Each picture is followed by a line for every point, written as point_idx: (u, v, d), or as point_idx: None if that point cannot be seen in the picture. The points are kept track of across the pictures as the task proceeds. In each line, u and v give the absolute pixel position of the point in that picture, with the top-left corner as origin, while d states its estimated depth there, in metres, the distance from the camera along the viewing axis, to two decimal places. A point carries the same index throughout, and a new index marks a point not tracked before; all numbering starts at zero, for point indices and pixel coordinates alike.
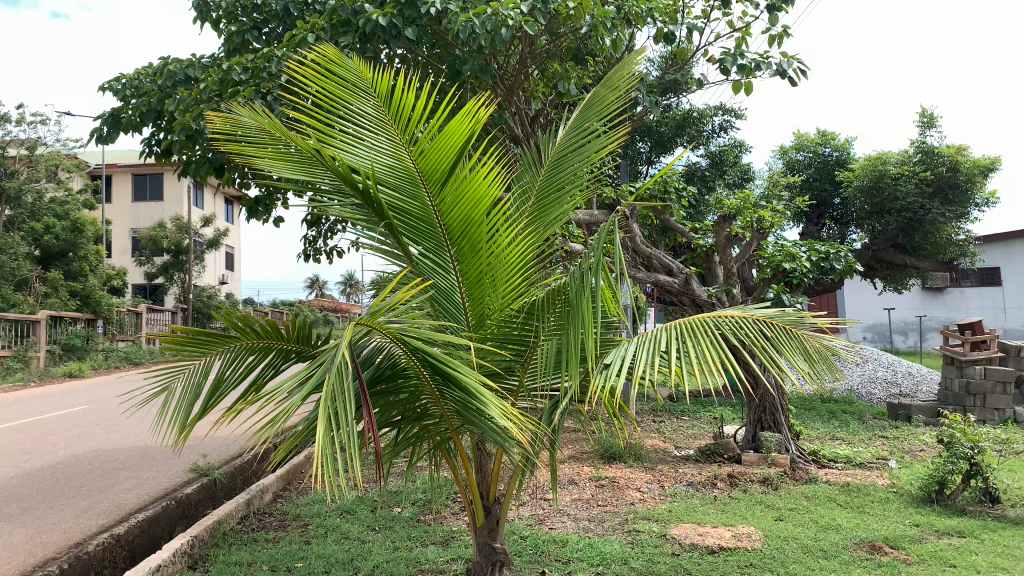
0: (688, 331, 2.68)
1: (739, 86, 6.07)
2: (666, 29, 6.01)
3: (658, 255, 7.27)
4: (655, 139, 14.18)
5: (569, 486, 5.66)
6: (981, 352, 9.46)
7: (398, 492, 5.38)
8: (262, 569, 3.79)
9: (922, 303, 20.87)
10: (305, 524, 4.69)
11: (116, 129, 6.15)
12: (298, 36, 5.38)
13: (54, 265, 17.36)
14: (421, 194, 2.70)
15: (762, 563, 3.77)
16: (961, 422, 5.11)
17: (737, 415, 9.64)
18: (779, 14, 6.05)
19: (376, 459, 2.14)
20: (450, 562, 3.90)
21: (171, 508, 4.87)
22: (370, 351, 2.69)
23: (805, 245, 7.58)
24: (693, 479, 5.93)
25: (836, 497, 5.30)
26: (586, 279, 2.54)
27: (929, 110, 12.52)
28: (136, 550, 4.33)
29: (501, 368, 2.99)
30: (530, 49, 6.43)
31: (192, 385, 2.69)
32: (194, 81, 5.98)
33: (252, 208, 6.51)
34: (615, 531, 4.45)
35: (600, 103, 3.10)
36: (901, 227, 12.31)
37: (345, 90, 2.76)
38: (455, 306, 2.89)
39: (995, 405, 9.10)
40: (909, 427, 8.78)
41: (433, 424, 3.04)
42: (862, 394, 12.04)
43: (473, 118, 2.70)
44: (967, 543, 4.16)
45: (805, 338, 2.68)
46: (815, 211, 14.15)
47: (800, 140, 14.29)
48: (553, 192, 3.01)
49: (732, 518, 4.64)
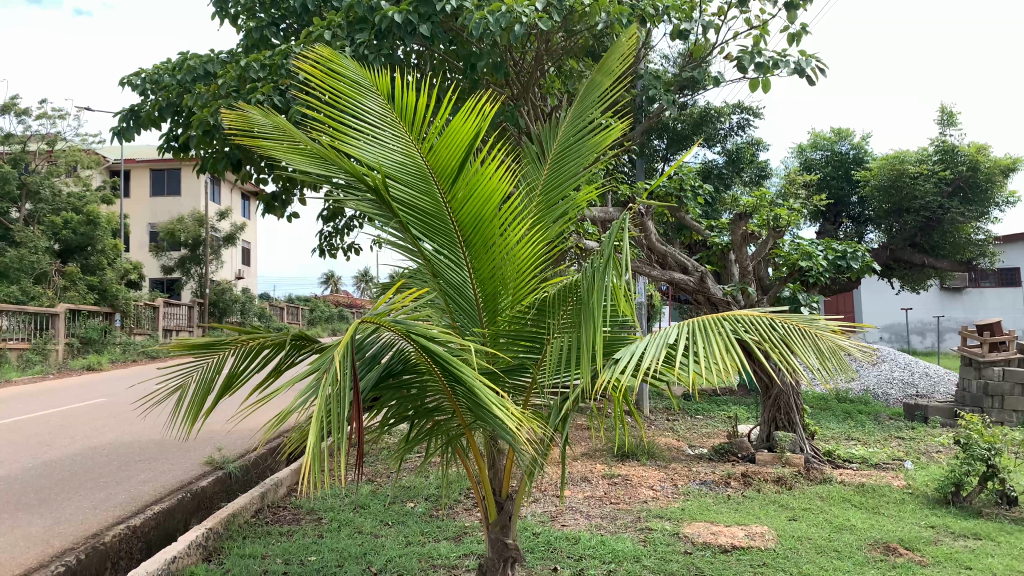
0: (699, 331, 2.66)
1: (756, 84, 6.03)
2: (682, 26, 5.94)
3: (673, 254, 7.19)
4: (671, 137, 14.07)
5: (580, 484, 5.65)
6: (1000, 353, 9.30)
7: (412, 487, 5.41)
8: (276, 562, 3.82)
9: (941, 303, 20.62)
10: (319, 517, 4.72)
11: (135, 124, 6.20)
12: (315, 32, 5.42)
13: (73, 258, 17.43)
14: (433, 190, 2.70)
15: (775, 563, 3.76)
16: (978, 422, 5.08)
17: (751, 414, 9.58)
18: (797, 11, 5.99)
19: (360, 454, 2.21)
20: (463, 558, 3.92)
21: (187, 501, 4.92)
22: (381, 349, 2.69)
23: (822, 244, 7.47)
24: (706, 478, 5.91)
25: (851, 498, 5.26)
26: (598, 276, 2.56)
27: (949, 107, 12.39)
28: (151, 542, 4.39)
29: (515, 365, 3.00)
30: (546, 47, 6.43)
31: (205, 381, 2.74)
32: (212, 76, 6.03)
33: (268, 203, 6.54)
34: (626, 529, 4.44)
35: (601, 91, 3.08)
36: (919, 226, 12.13)
37: (355, 87, 2.77)
38: (468, 301, 2.92)
39: (1014, 406, 8.97)
40: (926, 429, 8.71)
41: (445, 420, 3.06)
42: (878, 394, 11.99)
43: (480, 114, 2.69)
44: (984, 545, 4.11)
45: (818, 337, 2.63)
46: (832, 210, 14.05)
47: (816, 138, 14.22)
48: (560, 186, 3.01)
49: (745, 518, 4.62)
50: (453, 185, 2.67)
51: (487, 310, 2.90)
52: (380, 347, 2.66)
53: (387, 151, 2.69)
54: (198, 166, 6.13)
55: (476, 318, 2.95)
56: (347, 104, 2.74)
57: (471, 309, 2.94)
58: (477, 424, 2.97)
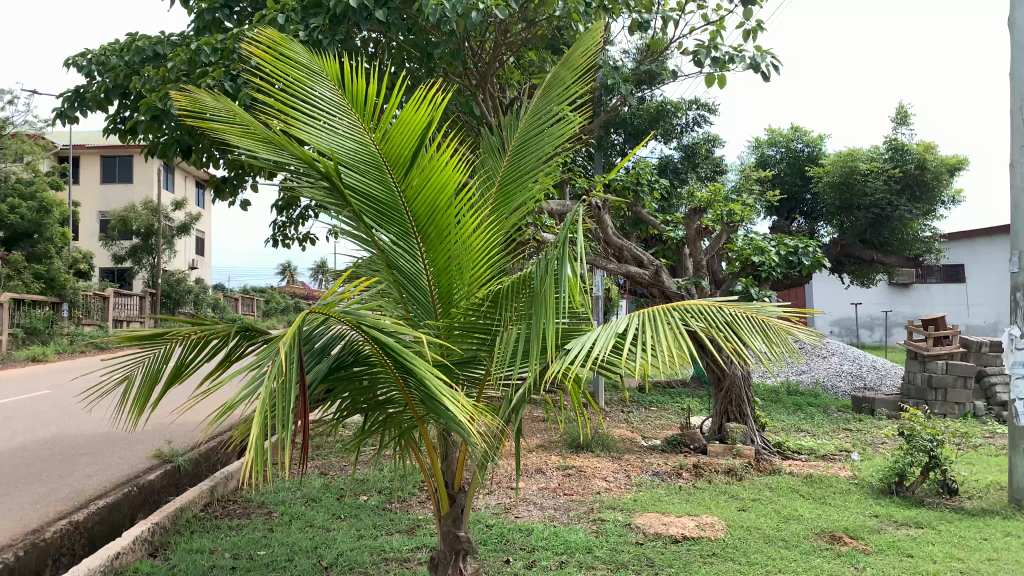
0: (648, 319, 2.68)
1: (712, 79, 6.08)
2: (641, 19, 5.98)
3: (630, 248, 7.27)
4: (629, 131, 14.13)
5: (536, 475, 5.66)
6: (943, 347, 9.60)
7: (365, 480, 5.36)
8: (224, 557, 3.76)
9: (889, 299, 21.18)
10: (270, 511, 4.65)
11: (81, 105, 6.01)
12: (269, 16, 5.30)
13: (18, 246, 16.78)
14: (387, 179, 2.65)
15: (724, 553, 3.82)
16: (921, 414, 5.22)
17: (704, 406, 9.71)
18: (753, 8, 6.06)
19: (306, 450, 2.19)
20: (415, 550, 3.90)
21: (133, 495, 4.81)
22: (329, 341, 2.64)
23: (775, 240, 7.57)
24: (659, 469, 5.98)
25: (798, 488, 5.37)
26: (551, 267, 2.57)
27: (903, 107, 12.67)
28: (95, 538, 4.27)
29: (469, 357, 2.96)
30: (505, 37, 6.37)
31: (151, 371, 2.67)
32: (162, 58, 5.89)
33: (220, 189, 6.40)
34: (580, 520, 4.46)
35: (561, 84, 3.03)
36: (870, 222, 12.43)
37: (307, 73, 2.70)
38: (423, 291, 2.89)
39: (956, 399, 9.24)
40: (873, 421, 8.93)
41: (398, 412, 3.03)
42: (827, 386, 12.30)
43: (434, 103, 2.65)
44: (924, 534, 4.22)
45: (765, 322, 2.68)
46: (786, 206, 14.34)
47: (773, 135, 14.39)
48: (518, 179, 2.99)
49: (697, 508, 4.69)
50: (407, 173, 2.64)
51: (442, 301, 2.87)
52: (329, 339, 2.62)
53: (339, 138, 2.64)
54: (146, 151, 5.96)
55: (431, 310, 2.93)
56: (299, 89, 2.67)
57: (426, 300, 2.92)
58: (429, 416, 2.95)
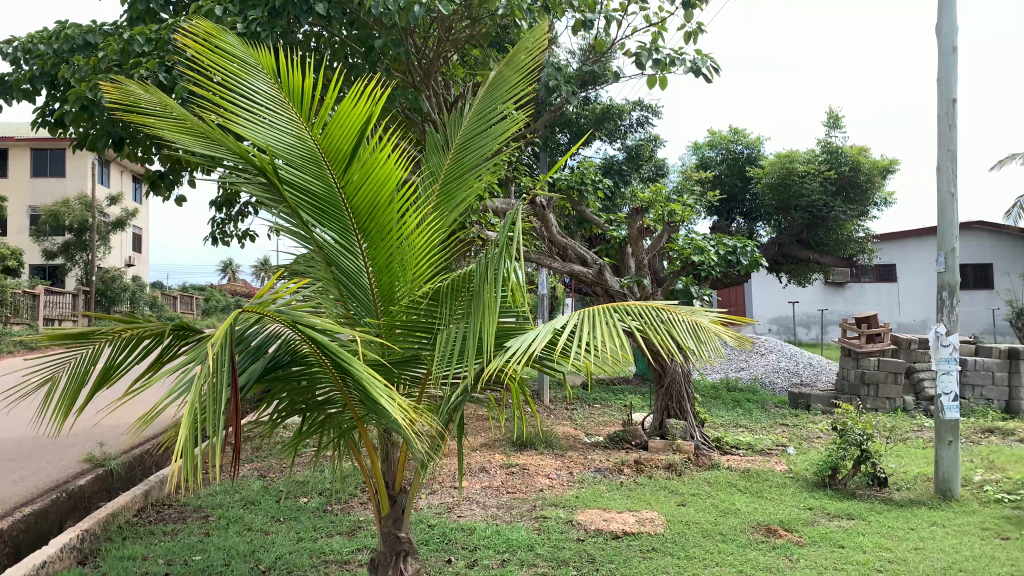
0: (587, 318, 2.69)
1: (653, 80, 6.15)
2: (584, 19, 6.02)
3: (573, 247, 7.33)
4: (574, 131, 14.22)
5: (478, 474, 5.65)
6: (875, 344, 9.94)
7: (305, 481, 5.28)
8: (157, 563, 3.65)
9: (824, 298, 21.81)
10: (207, 515, 4.54)
11: (5, 94, 5.76)
12: (205, 6, 5.16)
13: None
14: (326, 174, 2.61)
15: (664, 548, 3.87)
16: (852, 409, 5.39)
17: (647, 403, 9.85)
18: (694, 11, 6.16)
19: (238, 454, 2.14)
20: (355, 552, 3.85)
21: (62, 501, 4.64)
22: (266, 339, 2.59)
23: (714, 239, 7.71)
24: (601, 466, 6.04)
25: (736, 483, 5.48)
26: (492, 266, 2.57)
27: (835, 111, 13.06)
28: (20, 546, 4.10)
29: (411, 356, 2.95)
30: (448, 34, 6.34)
31: (78, 372, 2.57)
32: (93, 47, 5.69)
33: (156, 183, 6.22)
34: (522, 518, 4.48)
35: (506, 83, 3.00)
36: (806, 223, 12.88)
37: (243, 65, 2.61)
38: (363, 289, 2.86)
39: (887, 394, 9.57)
40: (808, 416, 9.19)
41: (338, 412, 2.98)
42: (765, 383, 12.62)
43: (374, 97, 2.61)
44: (855, 525, 4.36)
45: (697, 322, 2.71)
46: (726, 206, 14.64)
47: (713, 138, 14.58)
48: (460, 176, 2.97)
49: (637, 504, 4.75)
50: (347, 169, 2.60)
51: (383, 299, 2.84)
52: (265, 338, 2.57)
53: (277, 132, 2.57)
54: (76, 144, 5.76)
55: (372, 308, 2.90)
56: (234, 81, 2.59)
57: (367, 299, 2.89)
58: (369, 416, 2.91)
